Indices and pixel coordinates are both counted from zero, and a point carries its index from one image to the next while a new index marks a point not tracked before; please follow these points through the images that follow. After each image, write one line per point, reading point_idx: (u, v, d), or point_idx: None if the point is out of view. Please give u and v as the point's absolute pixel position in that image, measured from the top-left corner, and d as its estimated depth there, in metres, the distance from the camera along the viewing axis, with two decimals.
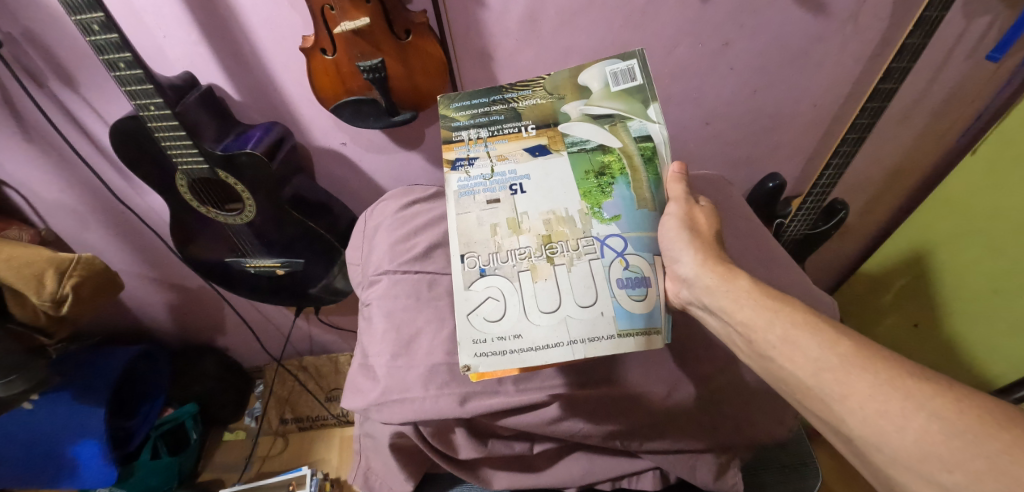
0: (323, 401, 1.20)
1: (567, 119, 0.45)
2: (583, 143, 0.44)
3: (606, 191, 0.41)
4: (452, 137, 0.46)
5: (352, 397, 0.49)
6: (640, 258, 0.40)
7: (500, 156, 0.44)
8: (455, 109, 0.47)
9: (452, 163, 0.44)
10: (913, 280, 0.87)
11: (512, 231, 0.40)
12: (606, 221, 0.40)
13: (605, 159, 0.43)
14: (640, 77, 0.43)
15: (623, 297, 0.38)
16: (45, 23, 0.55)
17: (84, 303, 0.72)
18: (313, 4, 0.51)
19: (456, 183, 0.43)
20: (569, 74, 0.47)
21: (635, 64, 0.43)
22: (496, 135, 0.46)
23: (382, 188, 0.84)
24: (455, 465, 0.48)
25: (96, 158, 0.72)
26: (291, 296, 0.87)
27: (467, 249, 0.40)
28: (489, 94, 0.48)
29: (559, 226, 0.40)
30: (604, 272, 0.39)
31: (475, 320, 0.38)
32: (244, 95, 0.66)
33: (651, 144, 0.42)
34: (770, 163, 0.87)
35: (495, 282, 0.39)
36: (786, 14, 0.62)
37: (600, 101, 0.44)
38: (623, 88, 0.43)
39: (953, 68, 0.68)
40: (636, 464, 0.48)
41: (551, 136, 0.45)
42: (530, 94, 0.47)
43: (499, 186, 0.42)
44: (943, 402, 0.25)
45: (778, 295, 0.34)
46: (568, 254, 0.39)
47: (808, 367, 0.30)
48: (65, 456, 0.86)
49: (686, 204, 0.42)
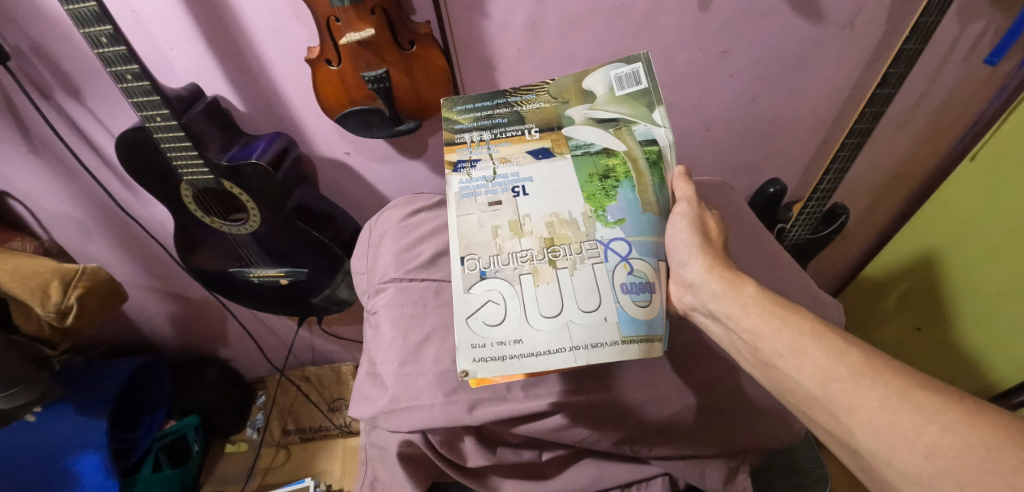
0: (326, 411, 1.19)
1: (571, 123, 0.46)
2: (587, 146, 0.44)
3: (611, 193, 0.41)
4: (454, 140, 0.46)
5: (360, 405, 0.49)
6: (645, 263, 0.39)
7: (503, 158, 0.45)
8: (458, 112, 0.48)
9: (454, 164, 0.44)
10: (915, 284, 0.88)
11: (514, 233, 0.41)
12: (610, 225, 0.40)
13: (610, 162, 0.43)
14: (645, 80, 0.43)
15: (628, 302, 0.38)
16: (55, 37, 0.56)
17: (88, 315, 0.71)
18: (319, 16, 0.52)
19: (457, 185, 0.43)
20: (573, 79, 0.48)
21: (640, 67, 0.44)
22: (498, 138, 0.46)
23: (386, 197, 0.84)
24: (463, 474, 0.48)
25: (101, 170, 0.72)
26: (293, 306, 0.87)
27: (467, 251, 0.40)
28: (493, 98, 0.49)
29: (561, 229, 0.41)
30: (608, 276, 0.39)
31: (474, 323, 0.38)
32: (251, 106, 0.66)
33: (657, 147, 0.42)
34: (771, 169, 0.87)
35: (496, 285, 0.39)
36: (783, 22, 0.63)
37: (605, 105, 0.45)
38: (628, 92, 0.44)
39: (948, 73, 0.69)
40: (645, 470, 0.47)
41: (555, 139, 0.45)
42: (534, 98, 0.48)
43: (501, 188, 0.43)
44: (955, 416, 0.25)
45: (783, 302, 0.35)
46: (571, 257, 0.39)
47: (816, 377, 0.30)
48: (63, 471, 0.84)
49: (696, 207, 0.42)
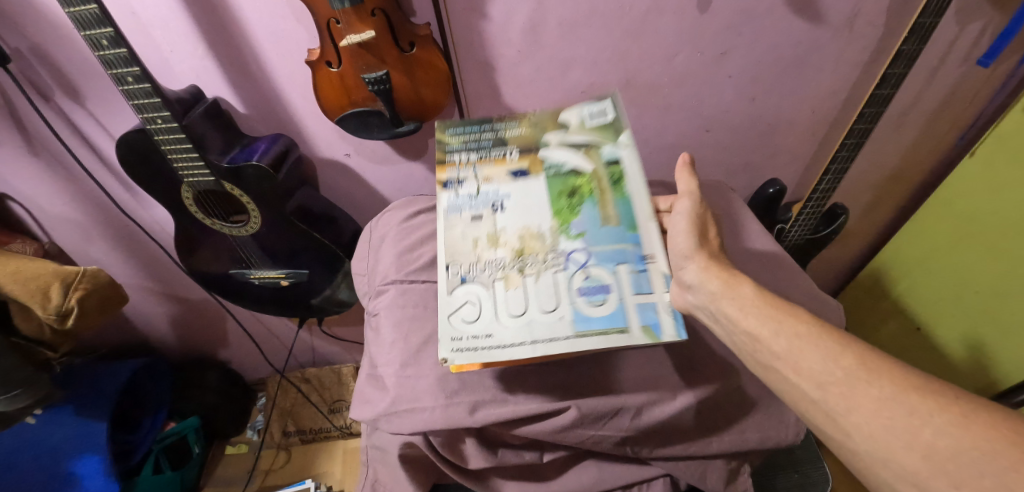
0: (327, 412, 1.19)
1: (548, 146, 0.47)
2: (559, 167, 0.46)
3: (575, 209, 0.43)
4: (445, 160, 0.47)
5: (362, 407, 0.48)
6: (603, 268, 0.40)
7: (487, 178, 0.45)
8: (450, 135, 0.49)
9: (443, 182, 0.45)
10: (915, 283, 0.88)
11: (492, 244, 0.41)
12: (572, 237, 0.41)
13: (577, 181, 0.45)
14: (611, 114, 0.48)
15: (585, 303, 0.37)
16: (55, 40, 0.56)
17: (90, 318, 0.71)
18: (319, 18, 0.52)
19: (445, 202, 0.44)
20: (550, 111, 0.50)
21: (608, 105, 0.48)
22: (484, 158, 0.47)
23: (386, 198, 0.84)
24: (464, 476, 0.48)
25: (101, 172, 0.72)
26: (294, 308, 0.87)
27: (450, 259, 0.40)
28: (481, 124, 0.50)
29: (531, 240, 0.41)
30: (567, 279, 0.39)
31: (453, 320, 0.37)
32: (250, 107, 0.66)
33: (620, 167, 0.45)
34: (771, 170, 0.87)
35: (474, 288, 0.39)
36: (782, 23, 0.64)
37: (579, 132, 0.47)
38: (598, 122, 0.48)
39: (947, 73, 0.69)
40: (645, 471, 0.47)
41: (533, 160, 0.46)
42: (517, 125, 0.49)
43: (483, 204, 0.43)
44: (947, 417, 0.25)
45: (780, 303, 0.35)
46: (538, 265, 0.40)
47: (812, 382, 0.30)
48: (64, 473, 0.84)
49: (698, 204, 0.43)
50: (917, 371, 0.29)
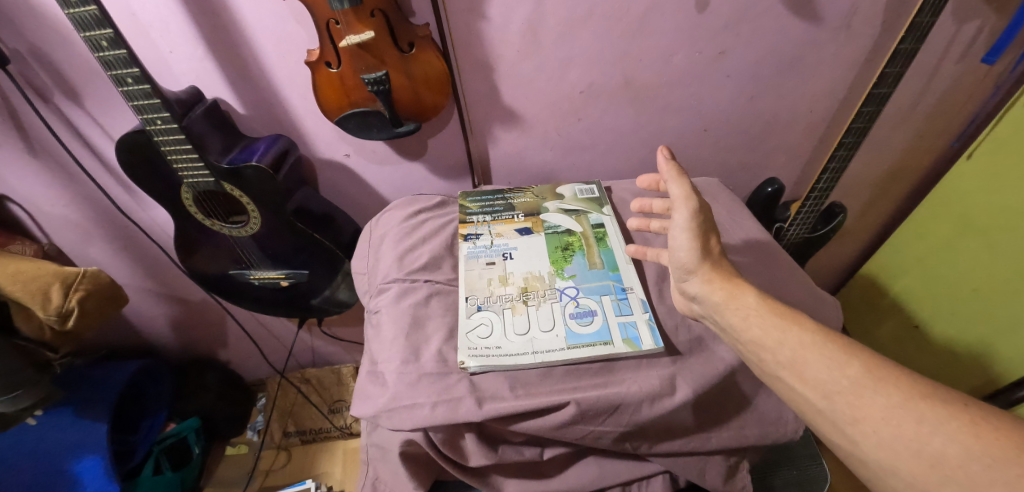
0: (327, 412, 1.19)
1: (546, 212, 0.64)
2: (555, 228, 0.61)
3: (568, 258, 0.57)
4: (467, 220, 0.63)
5: (362, 404, 0.48)
6: (589, 299, 0.53)
7: (498, 233, 0.61)
8: (470, 201, 0.66)
9: (465, 235, 0.60)
10: (913, 282, 0.88)
11: (502, 283, 0.54)
12: (565, 278, 0.55)
13: (570, 239, 0.60)
14: (597, 193, 0.67)
15: (574, 324, 0.50)
16: (55, 41, 0.56)
17: (90, 318, 0.71)
18: (319, 19, 0.52)
19: (466, 250, 0.58)
20: (549, 186, 0.69)
21: (594, 188, 0.68)
22: (496, 220, 0.63)
23: (385, 198, 0.84)
24: (465, 473, 0.48)
25: (100, 173, 0.73)
26: (293, 308, 0.87)
27: (469, 292, 0.53)
28: (495, 194, 0.68)
29: (534, 281, 0.54)
30: (561, 308, 0.52)
31: (470, 337, 0.49)
32: (249, 108, 0.66)
33: (603, 229, 0.61)
34: (770, 169, 0.87)
35: (487, 314, 0.51)
36: (780, 23, 0.64)
37: (571, 202, 0.66)
38: (587, 197, 0.66)
39: (944, 73, 0.69)
40: (645, 468, 0.48)
41: (535, 221, 0.62)
42: (523, 196, 0.68)
43: (495, 253, 0.58)
44: (958, 425, 0.26)
45: (781, 311, 0.36)
46: (538, 298, 0.53)
47: (818, 393, 0.31)
48: (64, 474, 0.84)
49: (698, 210, 0.39)
50: (920, 376, 0.29)
